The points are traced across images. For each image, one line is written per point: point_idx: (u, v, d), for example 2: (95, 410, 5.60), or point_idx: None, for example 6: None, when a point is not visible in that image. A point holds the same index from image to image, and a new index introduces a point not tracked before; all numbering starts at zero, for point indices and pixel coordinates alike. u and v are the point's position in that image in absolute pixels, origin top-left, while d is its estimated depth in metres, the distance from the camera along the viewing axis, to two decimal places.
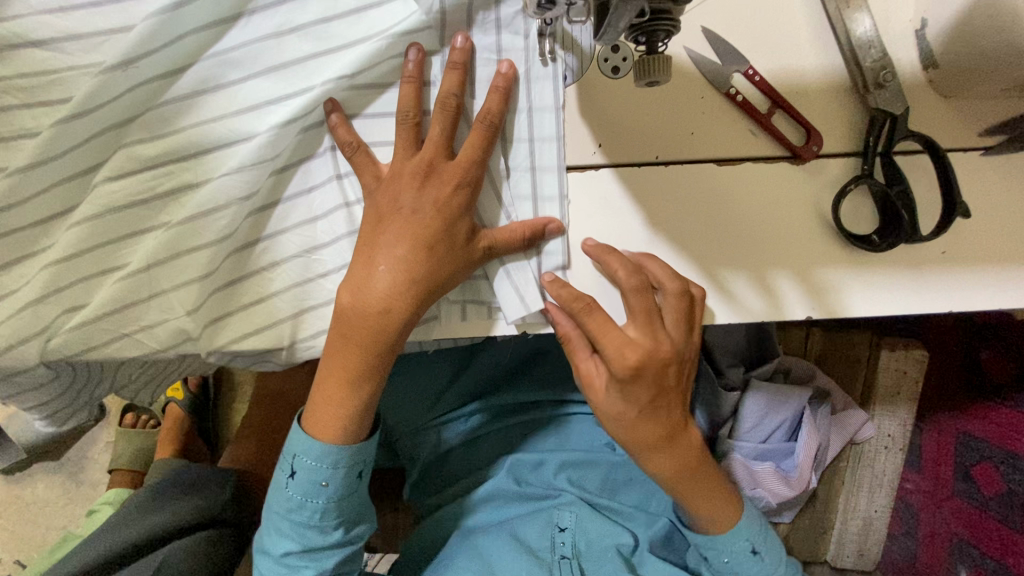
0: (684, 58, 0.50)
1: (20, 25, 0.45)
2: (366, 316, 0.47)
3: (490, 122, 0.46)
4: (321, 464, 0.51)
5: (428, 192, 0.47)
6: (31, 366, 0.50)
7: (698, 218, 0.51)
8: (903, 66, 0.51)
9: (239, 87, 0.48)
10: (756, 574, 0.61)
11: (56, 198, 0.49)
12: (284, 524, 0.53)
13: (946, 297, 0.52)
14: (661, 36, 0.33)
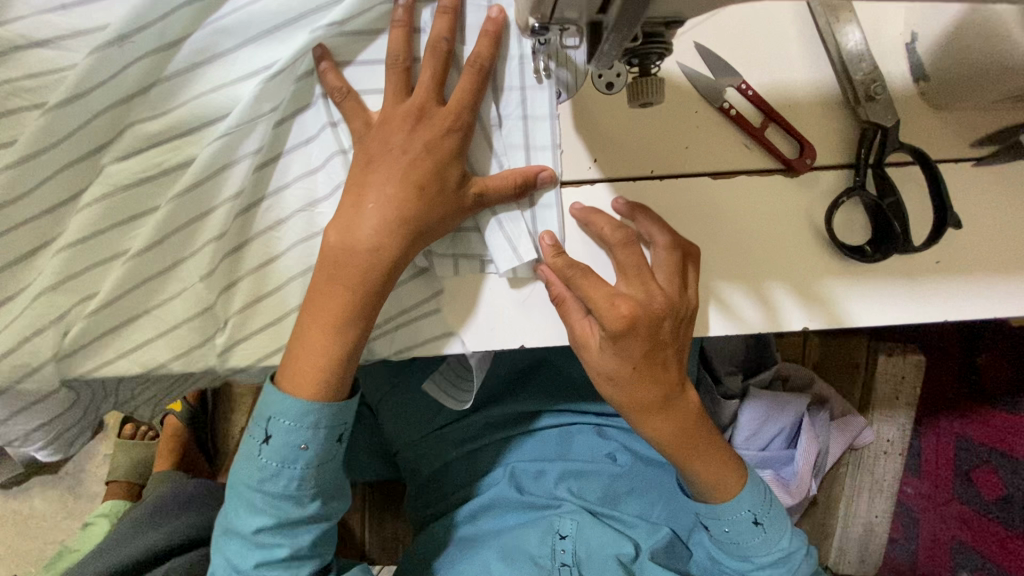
0: (677, 74, 0.51)
1: (23, 26, 0.45)
2: (359, 253, 0.46)
3: (479, 66, 0.45)
4: (299, 427, 0.48)
5: (417, 137, 0.46)
6: (38, 364, 0.49)
7: (686, 169, 0.51)
8: (894, 79, 0.52)
9: (234, 55, 0.48)
10: (759, 544, 0.60)
11: (60, 186, 0.48)
12: (254, 498, 0.49)
13: (940, 307, 0.52)
14: (654, 60, 0.33)
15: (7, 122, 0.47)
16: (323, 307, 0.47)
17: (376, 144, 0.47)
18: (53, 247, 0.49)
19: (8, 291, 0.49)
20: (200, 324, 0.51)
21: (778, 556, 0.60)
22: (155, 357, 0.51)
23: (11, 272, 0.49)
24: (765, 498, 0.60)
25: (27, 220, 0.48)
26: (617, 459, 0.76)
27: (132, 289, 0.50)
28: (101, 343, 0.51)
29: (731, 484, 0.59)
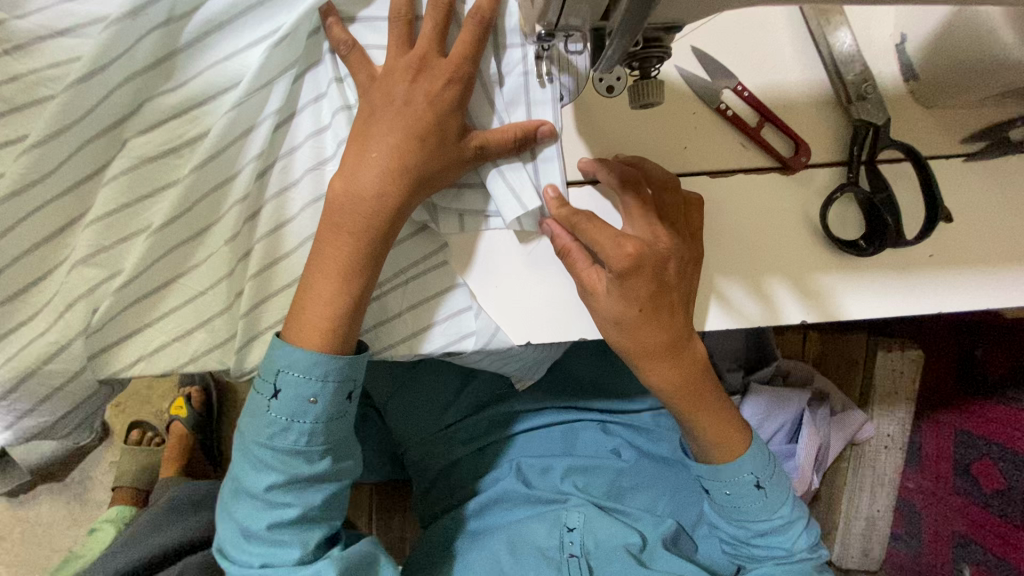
0: (675, 76, 0.52)
1: (45, 17, 0.47)
2: (364, 202, 0.47)
3: (481, 18, 0.46)
4: (308, 379, 0.48)
5: (419, 87, 0.47)
6: (67, 341, 0.51)
7: (679, 124, 0.53)
8: (885, 79, 0.53)
9: (242, 24, 0.50)
10: (758, 508, 0.63)
11: (80, 163, 0.50)
12: (264, 455, 0.50)
13: (935, 298, 0.54)
14: (654, 62, 0.34)
15: (32, 112, 0.49)
16: (332, 260, 0.48)
17: (381, 92, 0.47)
18: (78, 224, 0.51)
19: (36, 272, 0.51)
20: (225, 287, 0.54)
21: (777, 524, 0.64)
22: (183, 325, 0.54)
23: (39, 253, 0.50)
24: (767, 462, 0.63)
25: (45, 204, 0.50)
26: (622, 454, 0.77)
27: (156, 261, 0.52)
28: (128, 314, 0.52)
29: (735, 444, 0.62)
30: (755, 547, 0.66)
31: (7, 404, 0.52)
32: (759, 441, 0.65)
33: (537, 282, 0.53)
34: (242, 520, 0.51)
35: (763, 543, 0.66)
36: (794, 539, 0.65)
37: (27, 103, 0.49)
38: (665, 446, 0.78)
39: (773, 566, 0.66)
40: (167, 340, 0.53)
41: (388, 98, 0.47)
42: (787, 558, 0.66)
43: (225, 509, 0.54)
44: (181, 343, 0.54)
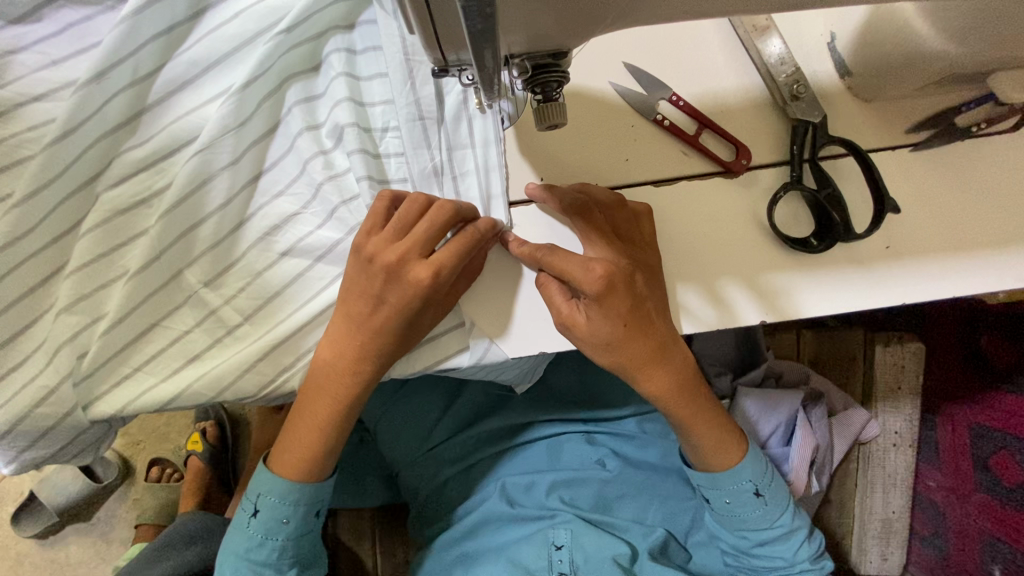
0: (611, 92, 0.54)
1: (21, 84, 0.52)
2: (332, 337, 0.53)
3: (452, 266, 0.50)
4: (282, 504, 0.59)
5: (393, 290, 0.50)
6: (56, 384, 0.54)
7: (620, 145, 0.54)
8: (822, 78, 0.54)
9: (203, 79, 0.55)
10: (760, 518, 0.63)
11: (61, 219, 0.53)
12: (243, 564, 0.60)
13: (896, 290, 0.53)
14: (555, 86, 0.35)
15: (13, 172, 0.52)
16: (310, 420, 0.57)
17: (357, 288, 0.51)
18: (62, 274, 0.54)
19: (21, 322, 0.53)
20: (201, 326, 0.56)
21: (777, 533, 0.64)
22: (168, 364, 0.56)
23: (23, 304, 0.53)
24: (764, 469, 0.63)
25: (32, 255, 0.53)
26: (606, 465, 0.77)
27: (138, 304, 0.55)
28: (117, 358, 0.55)
29: (733, 449, 0.62)
30: (757, 559, 0.66)
31: (11, 440, 0.54)
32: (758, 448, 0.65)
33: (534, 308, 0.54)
34: None
35: (763, 553, 0.65)
36: (797, 549, 0.65)
37: (10, 164, 0.52)
38: (653, 452, 0.78)
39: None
40: (150, 382, 0.55)
41: (365, 295, 0.51)
42: (790, 569, 0.66)
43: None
44: (171, 383, 0.55)
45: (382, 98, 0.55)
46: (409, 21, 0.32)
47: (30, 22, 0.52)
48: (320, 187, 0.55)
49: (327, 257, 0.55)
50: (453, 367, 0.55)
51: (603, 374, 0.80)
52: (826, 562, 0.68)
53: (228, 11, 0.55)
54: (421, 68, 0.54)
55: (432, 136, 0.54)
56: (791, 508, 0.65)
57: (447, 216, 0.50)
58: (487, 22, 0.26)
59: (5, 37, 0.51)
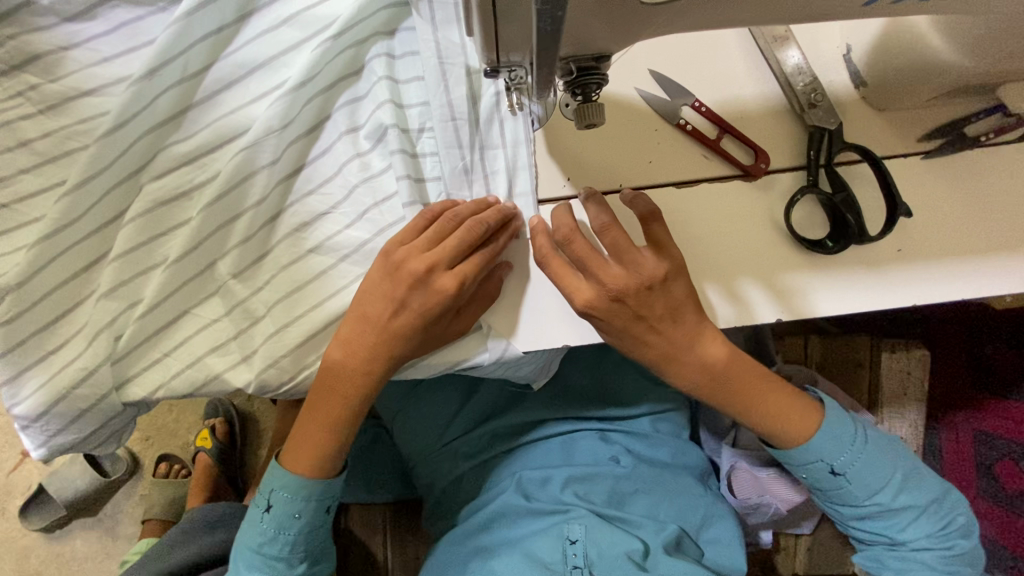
0: (636, 97, 0.57)
1: (75, 79, 0.55)
2: (362, 341, 0.54)
3: (469, 277, 0.53)
4: (295, 499, 0.60)
5: (415, 295, 0.53)
6: (93, 367, 0.56)
7: (642, 149, 0.57)
8: (840, 91, 0.57)
9: (249, 80, 0.57)
10: (852, 492, 0.61)
11: (106, 208, 0.56)
12: (256, 558, 0.62)
13: (907, 292, 0.55)
14: (593, 88, 0.38)
15: (62, 162, 0.55)
16: (320, 417, 0.58)
17: (378, 290, 0.54)
18: (104, 262, 0.57)
19: (64, 305, 0.56)
20: (234, 315, 0.58)
21: (871, 509, 0.62)
22: (202, 351, 0.58)
23: (67, 288, 0.56)
24: (846, 445, 0.60)
25: (77, 242, 0.55)
26: (620, 461, 0.78)
27: (172, 290, 0.57)
28: (153, 344, 0.57)
29: (811, 423, 0.60)
30: (859, 531, 0.65)
31: (42, 423, 0.56)
32: (840, 416, 0.61)
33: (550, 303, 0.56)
34: None
35: (866, 527, 0.64)
36: (902, 526, 0.62)
37: (58, 154, 0.55)
38: (665, 452, 0.80)
39: (884, 550, 0.64)
40: (184, 367, 0.57)
41: (387, 297, 0.53)
42: (900, 545, 0.63)
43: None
44: (198, 369, 0.57)
45: (418, 100, 0.58)
46: (470, 23, 0.34)
47: (84, 21, 0.55)
48: (352, 189, 0.58)
49: (358, 251, 0.58)
50: (474, 365, 0.57)
51: (618, 374, 0.82)
52: (955, 540, 0.63)
53: (275, 17, 0.57)
54: (458, 73, 0.56)
55: (465, 137, 0.56)
56: (898, 482, 0.61)
57: (475, 235, 0.53)
58: (557, 24, 0.29)
59: (62, 34, 0.54)
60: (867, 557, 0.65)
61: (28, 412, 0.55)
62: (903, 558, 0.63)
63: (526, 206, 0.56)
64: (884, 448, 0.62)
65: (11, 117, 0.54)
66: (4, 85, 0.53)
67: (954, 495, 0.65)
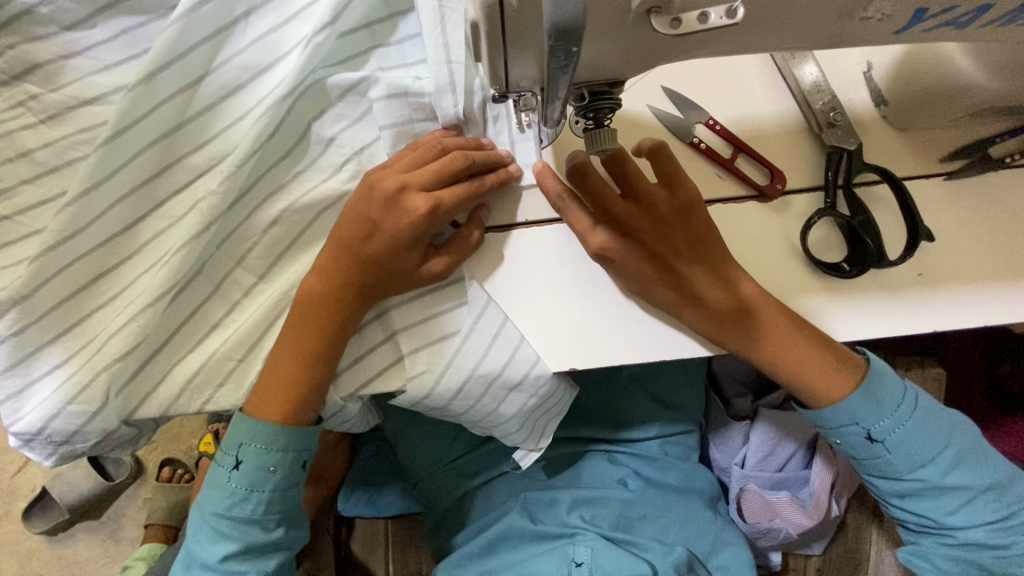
0: (648, 115, 0.55)
1: (75, 87, 0.53)
2: (336, 267, 0.53)
3: (445, 206, 0.51)
4: (268, 451, 0.56)
5: (389, 217, 0.51)
6: (89, 381, 0.53)
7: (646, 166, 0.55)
8: (857, 107, 0.54)
9: (253, 86, 0.55)
10: (891, 461, 0.55)
11: (111, 222, 0.54)
12: (224, 524, 0.57)
13: (929, 317, 0.53)
14: (606, 112, 0.37)
15: (64, 172, 0.54)
16: (289, 355, 0.54)
17: (355, 211, 0.52)
18: (107, 275, 0.55)
19: (67, 322, 0.54)
20: (236, 329, 0.57)
21: (915, 486, 0.56)
22: (218, 374, 0.56)
23: (71, 304, 0.54)
24: (885, 408, 0.54)
25: (85, 254, 0.53)
26: (628, 485, 0.77)
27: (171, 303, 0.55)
28: (154, 359, 0.56)
29: (842, 383, 0.54)
30: (898, 511, 0.59)
31: (45, 436, 0.54)
32: (888, 377, 0.55)
33: (554, 306, 0.54)
34: (199, 553, 0.57)
35: (906, 509, 0.57)
36: (951, 510, 0.56)
37: (60, 164, 0.54)
38: (674, 475, 0.79)
39: (935, 546, 0.57)
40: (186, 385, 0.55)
41: (362, 218, 0.52)
42: (943, 529, 0.57)
43: (182, 569, 0.61)
44: (199, 352, 0.56)
45: (416, 58, 0.57)
46: (476, 49, 0.33)
47: (84, 28, 0.53)
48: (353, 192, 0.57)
49: None
50: (457, 330, 0.55)
51: (626, 394, 0.80)
52: (1017, 537, 0.55)
53: (276, 20, 0.55)
54: (457, 18, 0.53)
55: (460, 79, 0.53)
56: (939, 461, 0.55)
57: (459, 167, 0.52)
58: (570, 59, 0.27)
59: (61, 42, 0.53)
60: (908, 548, 0.59)
61: (30, 427, 0.53)
62: (953, 553, 0.56)
63: (527, 153, 0.56)
64: (939, 417, 0.55)
65: (12, 127, 0.52)
66: (5, 95, 0.52)
67: (1019, 487, 0.57)
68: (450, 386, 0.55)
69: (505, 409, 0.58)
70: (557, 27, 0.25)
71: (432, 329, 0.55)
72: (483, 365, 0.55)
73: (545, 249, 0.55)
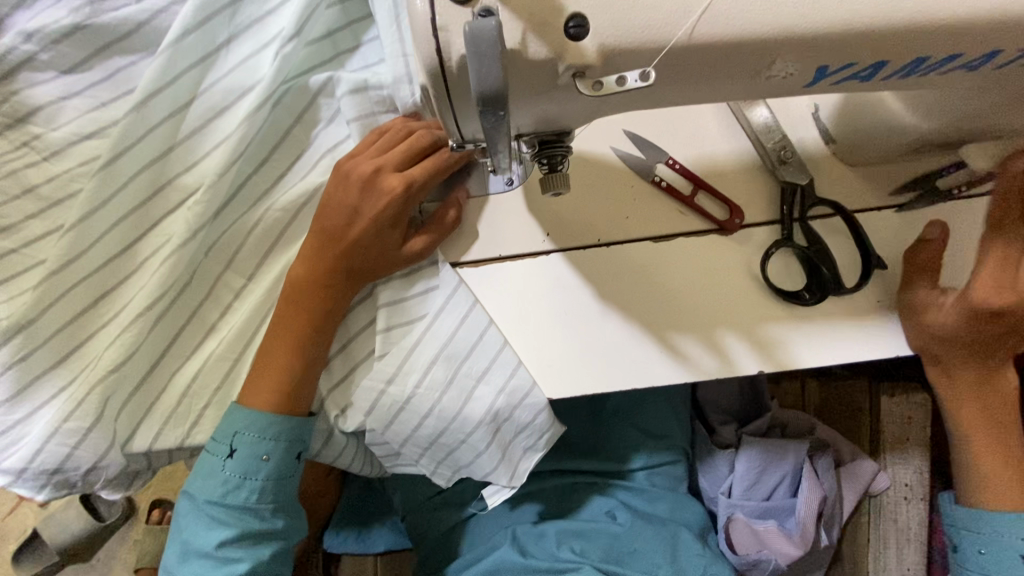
0: (612, 156, 0.59)
1: (76, 126, 0.57)
2: (323, 257, 0.55)
3: (419, 182, 0.54)
4: (262, 439, 0.57)
5: (368, 201, 0.54)
6: (84, 396, 0.55)
7: (614, 197, 0.58)
8: (807, 144, 0.58)
9: (235, 107, 0.58)
10: None
11: (106, 248, 0.56)
12: (219, 512, 0.58)
13: (888, 342, 0.56)
14: (559, 159, 0.40)
15: (65, 205, 0.57)
16: (282, 348, 0.56)
17: (334, 200, 0.55)
18: (101, 299, 0.57)
19: (66, 348, 0.56)
20: (230, 349, 0.59)
21: None
22: (208, 385, 0.59)
23: (68, 330, 0.56)
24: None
25: (84, 278, 0.56)
26: (617, 518, 0.77)
27: (160, 325, 0.57)
28: (147, 384, 0.58)
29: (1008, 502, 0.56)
30: None
31: (37, 465, 0.54)
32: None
33: (536, 330, 0.56)
34: (194, 540, 0.58)
35: None
36: None
37: (61, 197, 0.57)
38: (662, 507, 0.78)
39: None
40: (180, 401, 0.58)
41: (342, 207, 0.54)
42: None
43: (172, 564, 0.60)
44: (197, 359, 0.59)
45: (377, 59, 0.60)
46: (430, 103, 0.36)
47: (80, 71, 0.57)
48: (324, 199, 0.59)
49: None
50: (440, 319, 0.56)
51: (609, 425, 0.81)
52: None
53: (256, 44, 0.58)
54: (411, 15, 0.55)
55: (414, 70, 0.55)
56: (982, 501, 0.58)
57: (425, 143, 0.55)
58: (500, 120, 0.31)
59: (59, 85, 0.57)
60: None
61: (20, 463, 0.54)
62: None
63: None
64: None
65: (17, 165, 0.56)
66: (10, 137, 0.56)
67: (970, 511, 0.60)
68: (415, 369, 0.56)
69: (471, 409, 0.56)
70: (482, 97, 0.29)
71: (403, 311, 0.57)
72: (450, 344, 0.56)
73: (526, 271, 0.57)
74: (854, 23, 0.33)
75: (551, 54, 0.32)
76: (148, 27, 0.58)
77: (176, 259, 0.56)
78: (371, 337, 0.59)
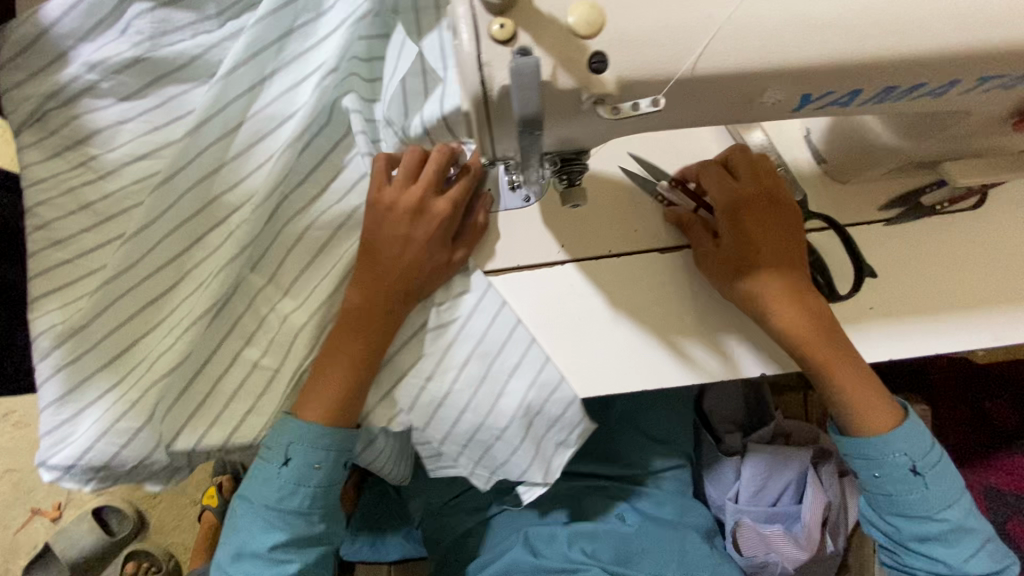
0: (621, 175, 0.64)
1: (131, 148, 0.62)
2: (378, 283, 0.59)
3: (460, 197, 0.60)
4: (314, 450, 0.62)
5: (419, 227, 0.59)
6: (136, 398, 0.59)
7: (625, 213, 0.63)
8: (801, 164, 0.63)
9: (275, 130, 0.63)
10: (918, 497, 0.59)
11: (156, 258, 0.61)
12: (273, 515, 0.63)
13: (882, 346, 0.59)
14: (577, 173, 0.45)
15: (121, 219, 0.62)
16: (330, 360, 0.60)
17: (386, 232, 0.59)
18: (149, 305, 0.61)
19: (116, 350, 0.60)
20: (273, 356, 0.63)
21: (939, 526, 0.60)
22: (252, 392, 0.63)
23: (119, 334, 0.60)
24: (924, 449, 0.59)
25: (136, 285, 0.60)
26: (626, 519, 0.81)
27: (207, 334, 0.62)
28: (192, 389, 0.61)
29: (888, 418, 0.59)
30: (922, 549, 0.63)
31: (85, 462, 0.58)
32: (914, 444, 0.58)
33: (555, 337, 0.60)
34: (250, 542, 0.63)
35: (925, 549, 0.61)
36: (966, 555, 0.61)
37: (117, 212, 0.62)
38: (671, 510, 0.81)
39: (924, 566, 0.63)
40: (225, 406, 0.62)
41: (397, 237, 0.58)
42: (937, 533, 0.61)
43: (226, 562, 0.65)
44: (239, 366, 0.62)
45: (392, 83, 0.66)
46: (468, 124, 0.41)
47: (137, 98, 0.63)
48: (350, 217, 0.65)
49: None
50: (468, 326, 0.61)
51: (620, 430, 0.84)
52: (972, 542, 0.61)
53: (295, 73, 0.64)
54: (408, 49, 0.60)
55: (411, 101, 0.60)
56: (906, 472, 0.59)
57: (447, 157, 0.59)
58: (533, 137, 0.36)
59: (117, 111, 0.62)
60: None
61: (68, 460, 0.58)
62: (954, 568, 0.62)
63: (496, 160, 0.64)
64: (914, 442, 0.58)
65: (77, 182, 0.61)
66: (70, 157, 0.61)
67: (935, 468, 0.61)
68: (447, 373, 0.61)
69: (497, 409, 0.61)
70: (523, 118, 0.34)
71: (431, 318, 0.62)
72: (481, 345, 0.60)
73: (550, 282, 0.62)
74: (837, 58, 0.38)
75: (577, 85, 0.37)
76: (200, 60, 0.64)
77: (224, 270, 0.61)
78: (418, 345, 0.62)
